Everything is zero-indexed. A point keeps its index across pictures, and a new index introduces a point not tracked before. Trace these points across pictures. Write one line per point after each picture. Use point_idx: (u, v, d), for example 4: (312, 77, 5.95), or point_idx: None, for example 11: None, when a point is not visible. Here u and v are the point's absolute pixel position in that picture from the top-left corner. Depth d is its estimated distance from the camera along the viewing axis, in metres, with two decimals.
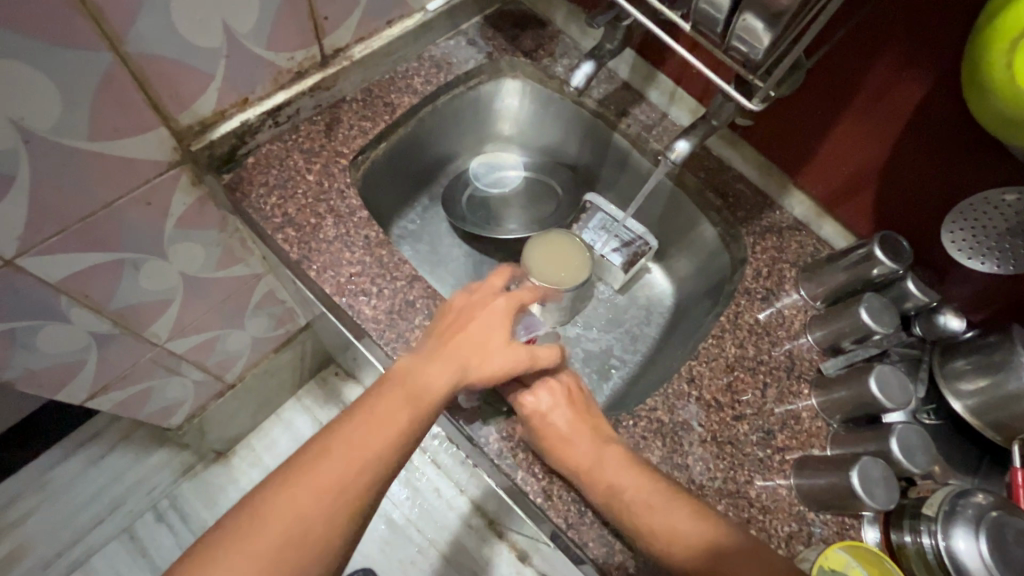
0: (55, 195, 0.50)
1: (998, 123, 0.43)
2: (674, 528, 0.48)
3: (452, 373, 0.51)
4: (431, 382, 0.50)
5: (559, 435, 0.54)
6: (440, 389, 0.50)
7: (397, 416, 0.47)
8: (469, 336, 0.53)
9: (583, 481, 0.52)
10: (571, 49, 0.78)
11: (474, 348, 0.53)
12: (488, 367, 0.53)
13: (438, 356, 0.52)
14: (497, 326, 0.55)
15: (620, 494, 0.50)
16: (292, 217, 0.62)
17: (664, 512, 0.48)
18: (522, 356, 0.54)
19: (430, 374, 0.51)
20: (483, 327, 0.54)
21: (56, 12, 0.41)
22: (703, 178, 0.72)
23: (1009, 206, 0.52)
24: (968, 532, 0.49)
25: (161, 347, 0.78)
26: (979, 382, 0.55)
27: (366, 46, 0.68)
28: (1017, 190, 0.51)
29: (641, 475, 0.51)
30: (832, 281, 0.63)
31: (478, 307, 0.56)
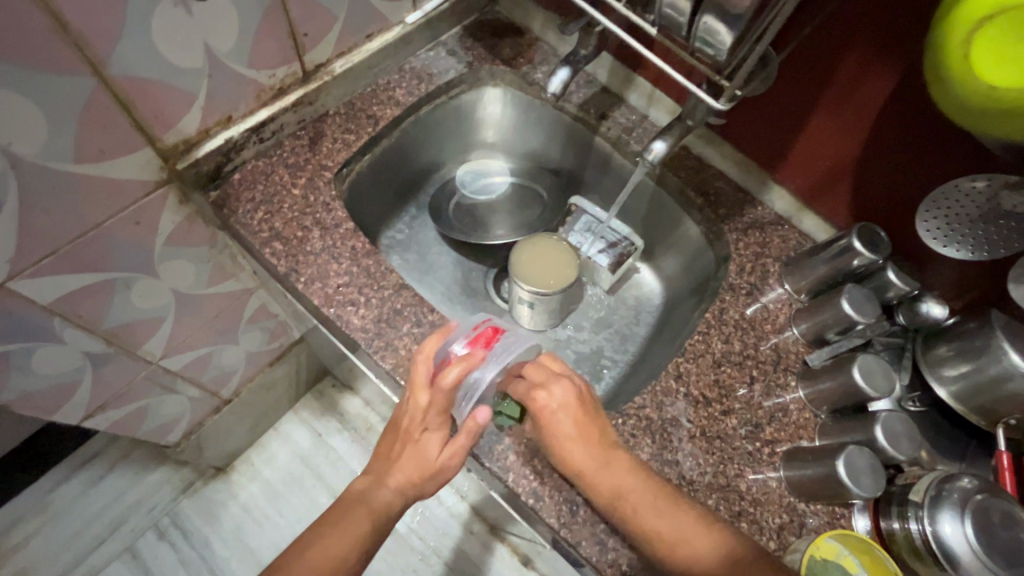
0: (44, 219, 0.51)
1: (960, 110, 0.44)
2: (667, 535, 0.49)
3: (400, 493, 0.53)
4: (387, 503, 0.53)
5: (572, 446, 0.52)
6: (394, 504, 0.53)
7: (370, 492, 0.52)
8: (405, 453, 0.54)
9: (590, 487, 0.51)
10: (550, 56, 0.80)
11: (411, 466, 0.53)
12: (421, 475, 0.53)
13: (386, 477, 0.54)
14: (421, 433, 0.53)
15: (622, 502, 0.50)
16: (279, 230, 0.63)
17: (665, 519, 0.49)
18: (453, 457, 0.52)
19: (379, 497, 0.53)
20: (416, 436, 0.54)
21: (35, 39, 0.42)
22: (685, 177, 0.73)
23: (980, 192, 0.53)
24: (954, 516, 0.49)
25: (156, 365, 0.79)
26: (961, 367, 0.56)
27: (348, 60, 0.70)
28: (987, 176, 0.52)
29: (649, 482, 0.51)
30: (815, 274, 0.64)
31: (409, 425, 0.54)
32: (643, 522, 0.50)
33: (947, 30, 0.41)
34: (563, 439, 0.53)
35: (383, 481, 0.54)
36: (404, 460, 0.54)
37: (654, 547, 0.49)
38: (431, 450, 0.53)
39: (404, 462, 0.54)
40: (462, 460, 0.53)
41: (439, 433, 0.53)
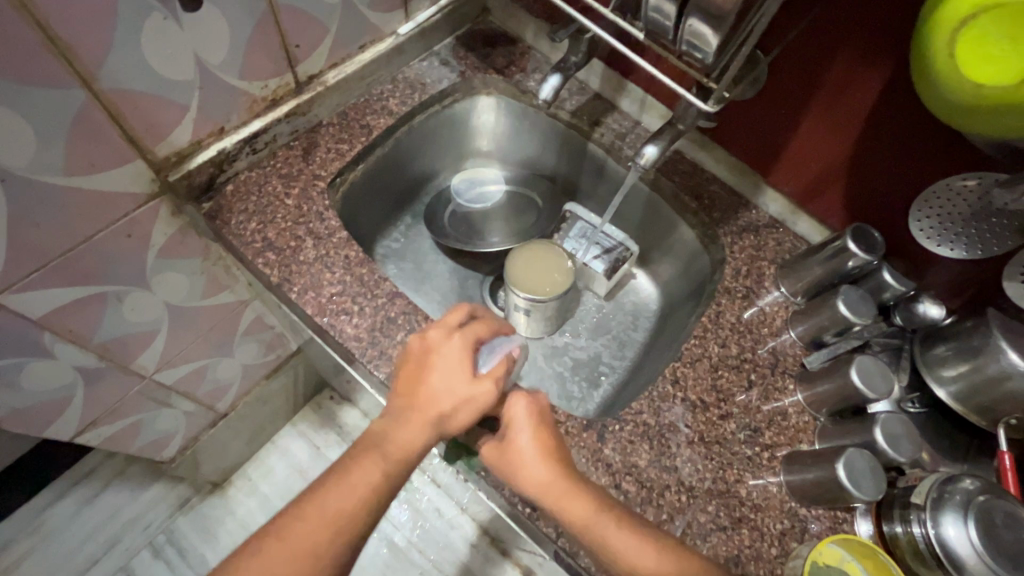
0: (34, 232, 0.51)
1: (951, 111, 0.43)
2: (639, 567, 0.45)
3: (424, 428, 0.50)
4: (409, 439, 0.49)
5: (524, 466, 0.49)
6: (417, 446, 0.49)
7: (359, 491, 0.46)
8: (432, 385, 0.51)
9: (554, 508, 0.48)
10: (542, 64, 0.80)
11: (436, 394, 0.51)
12: (448, 416, 0.51)
13: (406, 414, 0.51)
14: (448, 372, 0.52)
15: (586, 528, 0.47)
16: (272, 240, 0.63)
17: (632, 549, 0.45)
18: (488, 388, 0.52)
19: (402, 433, 0.49)
20: (439, 376, 0.52)
21: (26, 53, 0.42)
22: (678, 181, 0.73)
23: (970, 190, 0.54)
24: (958, 518, 0.48)
25: (150, 379, 0.78)
26: (960, 367, 0.55)
27: (340, 71, 0.70)
28: (976, 175, 0.53)
29: (599, 500, 0.48)
30: (810, 276, 0.64)
31: (430, 344, 0.53)
32: (609, 548, 0.46)
33: (932, 34, 0.41)
34: (522, 460, 0.50)
35: (404, 418, 0.50)
36: (428, 392, 0.51)
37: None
38: (454, 398, 0.51)
39: (427, 388, 0.51)
40: (500, 382, 0.52)
41: (464, 375, 0.52)
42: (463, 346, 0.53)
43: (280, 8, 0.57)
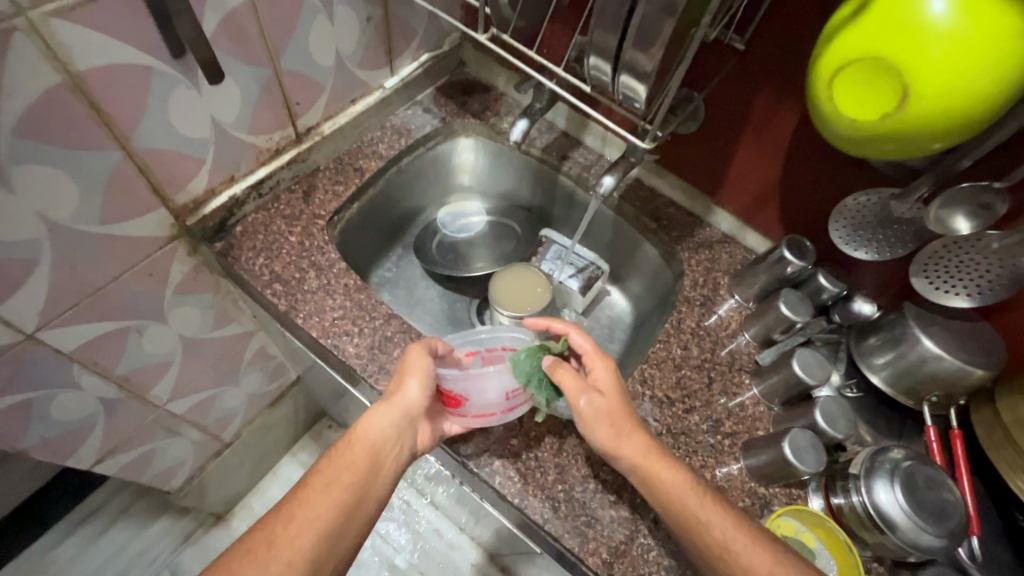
0: (72, 275, 0.57)
1: (848, 143, 0.50)
2: (724, 539, 0.49)
3: (385, 425, 0.56)
4: (369, 434, 0.55)
5: (614, 422, 0.54)
6: (378, 441, 0.55)
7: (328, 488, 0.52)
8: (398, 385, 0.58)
9: (643, 484, 0.52)
10: (514, 107, 0.91)
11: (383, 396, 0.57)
12: (400, 414, 0.56)
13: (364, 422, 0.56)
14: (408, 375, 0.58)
15: (678, 502, 0.51)
16: (278, 273, 0.70)
17: (711, 521, 0.50)
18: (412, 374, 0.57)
19: (366, 428, 0.56)
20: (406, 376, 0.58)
21: (79, 125, 0.49)
22: (639, 205, 0.83)
23: (869, 204, 0.62)
24: (887, 483, 0.55)
25: (162, 408, 0.84)
26: (887, 355, 0.64)
27: (334, 122, 0.79)
28: (871, 191, 0.61)
29: (689, 480, 0.52)
30: (758, 282, 0.73)
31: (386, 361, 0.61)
32: (702, 521, 0.50)
33: (815, 82, 0.48)
34: (624, 444, 0.53)
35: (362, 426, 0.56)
36: (390, 392, 0.58)
37: (703, 546, 0.50)
38: (411, 395, 0.57)
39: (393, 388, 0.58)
40: (419, 369, 0.57)
41: (423, 378, 0.57)
42: (425, 353, 0.58)
43: (283, 73, 0.66)
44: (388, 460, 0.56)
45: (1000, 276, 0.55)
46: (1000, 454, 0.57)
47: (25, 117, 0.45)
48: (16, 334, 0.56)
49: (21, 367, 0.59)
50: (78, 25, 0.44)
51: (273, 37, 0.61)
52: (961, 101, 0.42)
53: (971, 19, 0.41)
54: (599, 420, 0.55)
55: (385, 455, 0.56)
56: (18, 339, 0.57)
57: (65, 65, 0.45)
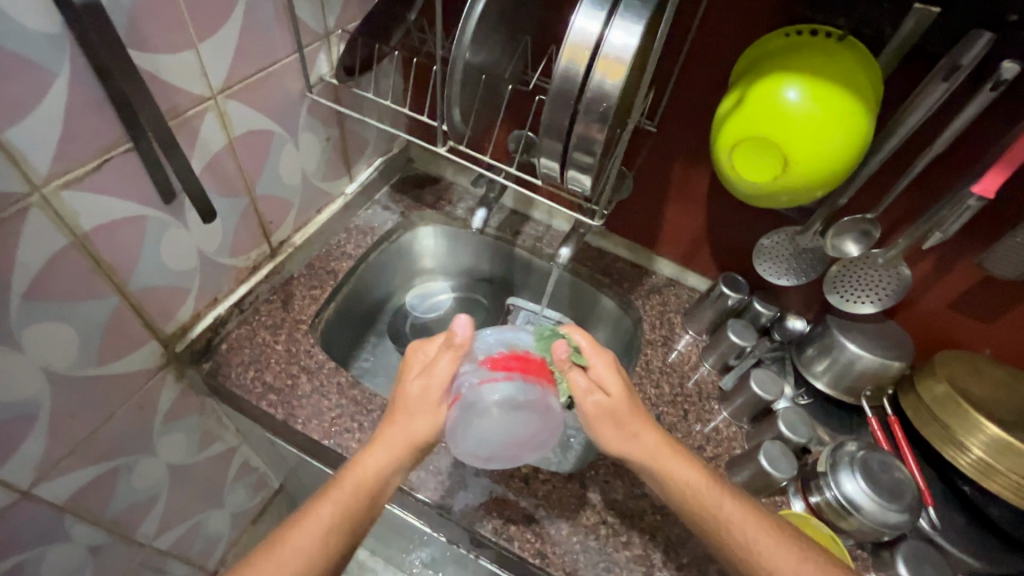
0: (68, 422, 0.58)
1: (754, 198, 0.61)
2: (752, 546, 0.51)
3: (387, 462, 0.54)
4: (370, 472, 0.53)
5: (626, 426, 0.56)
6: (374, 482, 0.53)
7: (327, 515, 0.51)
8: (402, 415, 0.55)
9: (667, 483, 0.55)
10: (464, 195, 1.00)
11: (403, 409, 0.56)
12: (405, 452, 0.54)
13: (376, 438, 0.55)
14: (417, 409, 0.55)
15: (695, 499, 0.54)
16: (270, 383, 0.73)
17: (733, 522, 0.53)
18: (436, 394, 0.56)
19: (367, 465, 0.53)
20: (409, 413, 0.55)
21: (81, 278, 0.52)
22: (592, 265, 0.93)
23: (778, 241, 0.75)
24: (850, 474, 0.64)
25: (149, 546, 0.80)
26: (824, 361, 0.74)
27: (304, 232, 0.85)
28: (773, 232, 0.75)
29: (713, 483, 0.55)
30: (706, 317, 0.83)
31: (410, 363, 0.58)
32: (731, 520, 0.53)
33: (718, 154, 0.59)
34: (644, 444, 0.56)
35: (374, 441, 0.55)
36: (391, 425, 0.55)
37: (729, 545, 0.52)
38: (421, 429, 0.55)
39: (393, 420, 0.55)
40: (443, 387, 0.55)
41: (431, 411, 0.55)
42: (441, 376, 0.55)
43: (258, 198, 0.72)
44: (387, 492, 0.55)
45: (889, 284, 0.70)
46: (932, 431, 0.67)
47: (36, 280, 0.49)
48: (12, 494, 0.55)
49: (11, 530, 0.57)
50: (85, 193, 0.49)
51: (249, 169, 0.67)
52: (830, 162, 0.54)
53: (820, 104, 0.52)
54: (601, 418, 0.56)
55: (386, 489, 0.54)
56: (13, 498, 0.56)
57: (71, 228, 0.50)
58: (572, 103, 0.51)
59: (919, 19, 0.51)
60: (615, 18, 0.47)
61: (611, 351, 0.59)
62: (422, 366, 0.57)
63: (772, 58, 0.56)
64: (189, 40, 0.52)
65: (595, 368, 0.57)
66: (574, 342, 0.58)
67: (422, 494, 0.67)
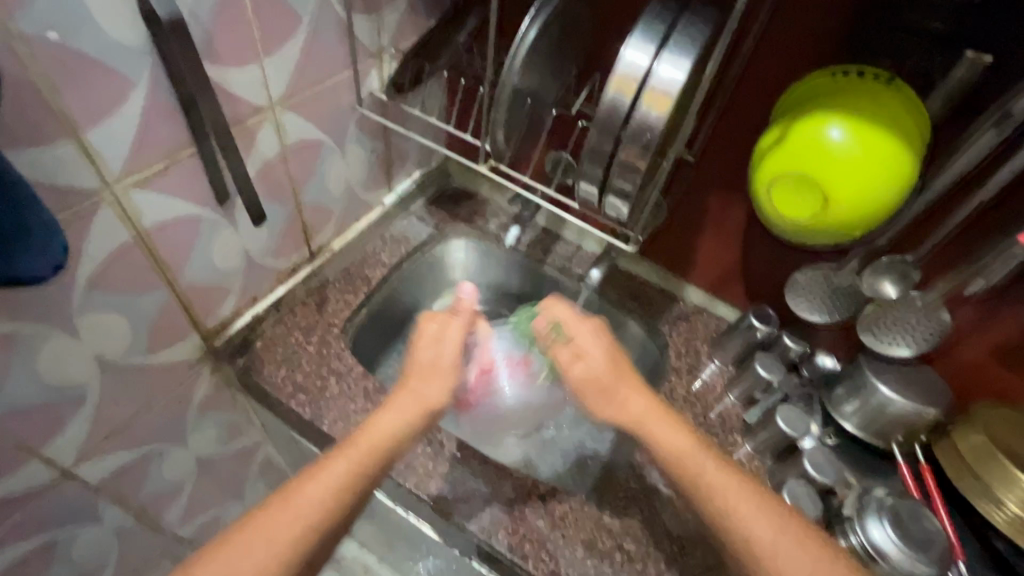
0: (112, 406, 0.60)
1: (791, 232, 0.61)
2: (732, 501, 0.51)
3: (401, 424, 0.55)
4: (384, 433, 0.54)
5: (607, 381, 0.59)
6: (389, 440, 0.54)
7: (340, 469, 0.51)
8: (415, 381, 0.58)
9: (645, 434, 0.56)
10: (498, 210, 1.02)
11: (417, 372, 0.59)
12: (418, 416, 0.57)
13: (393, 401, 0.57)
14: (429, 376, 0.59)
15: (679, 453, 0.54)
16: (301, 383, 0.75)
17: (714, 478, 0.52)
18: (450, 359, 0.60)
19: (381, 425, 0.55)
20: (425, 376, 0.59)
21: (138, 272, 0.55)
22: (620, 288, 0.93)
23: (812, 278, 0.74)
24: (877, 521, 0.62)
25: (172, 533, 0.83)
26: (854, 403, 0.73)
27: (343, 238, 0.87)
28: (808, 268, 0.74)
29: (702, 443, 0.55)
30: (734, 349, 0.83)
31: (424, 329, 0.62)
32: (705, 475, 0.52)
33: (757, 189, 0.60)
34: (628, 398, 0.57)
35: (392, 399, 0.57)
36: (402, 391, 0.57)
37: (704, 497, 0.52)
38: (435, 394, 0.58)
39: (406, 388, 0.58)
40: (457, 347, 0.61)
41: (444, 378, 0.59)
42: (452, 344, 0.61)
43: (304, 204, 0.75)
44: (397, 456, 0.55)
45: (927, 328, 0.68)
46: (966, 484, 0.65)
47: (99, 271, 0.52)
48: (55, 471, 0.58)
49: (51, 506, 0.60)
50: (150, 192, 0.52)
51: (298, 176, 0.71)
52: (870, 204, 0.54)
53: (863, 145, 0.52)
54: (587, 386, 0.59)
55: (396, 453, 0.55)
56: (56, 476, 0.58)
57: (135, 224, 0.53)
58: (615, 131, 0.52)
59: (970, 66, 0.52)
60: (663, 54, 0.49)
61: (598, 322, 0.64)
62: (430, 337, 0.61)
63: (817, 97, 0.56)
64: (256, 54, 0.56)
65: (580, 336, 0.62)
66: (556, 316, 0.64)
67: (440, 505, 0.68)
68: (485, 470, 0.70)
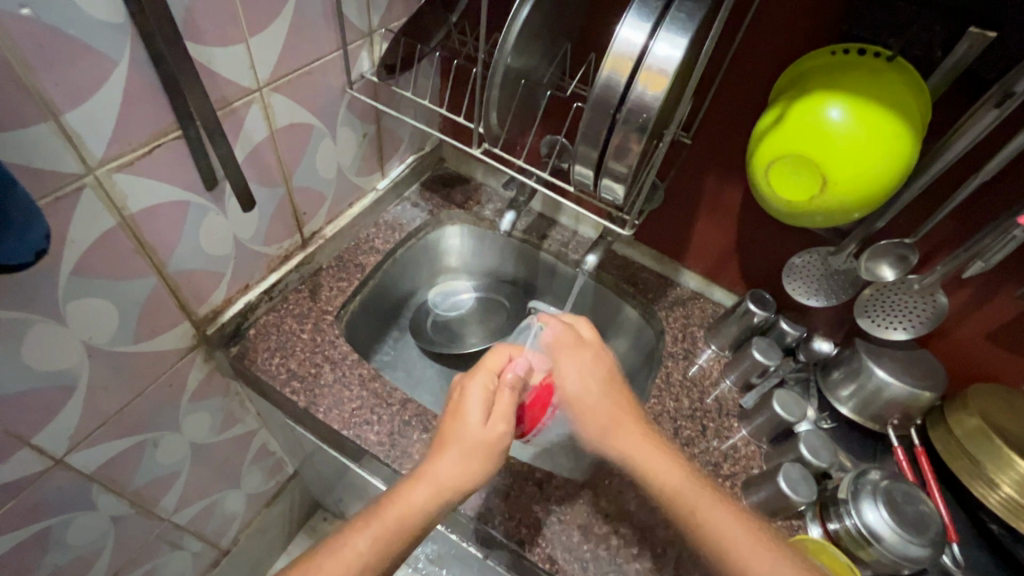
0: (101, 395, 0.60)
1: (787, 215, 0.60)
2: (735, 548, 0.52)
3: (430, 503, 0.53)
4: (412, 510, 0.52)
5: (598, 417, 0.60)
6: (417, 518, 0.52)
7: (359, 547, 0.51)
8: (455, 449, 0.55)
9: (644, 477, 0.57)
10: (493, 196, 1.00)
11: (457, 440, 0.55)
12: (450, 495, 0.53)
13: (422, 474, 0.54)
14: (474, 448, 0.55)
15: (676, 499, 0.55)
16: (295, 370, 0.74)
17: (717, 522, 0.54)
18: (500, 431, 0.56)
19: (408, 502, 0.52)
20: (465, 447, 0.55)
21: (123, 258, 0.54)
22: (617, 273, 0.92)
23: (808, 262, 0.74)
24: (872, 503, 0.62)
25: (168, 520, 0.83)
26: (851, 387, 0.73)
27: (335, 225, 0.86)
28: (802, 252, 0.74)
29: (704, 487, 0.56)
30: (730, 334, 0.82)
31: (465, 392, 0.58)
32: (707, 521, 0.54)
33: (754, 169, 0.58)
34: (623, 439, 0.58)
35: (428, 466, 0.55)
36: (438, 466, 0.54)
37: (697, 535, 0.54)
38: (479, 469, 0.54)
39: (447, 460, 0.54)
40: (510, 421, 0.57)
41: (487, 455, 0.55)
42: (504, 419, 0.56)
43: (294, 189, 0.73)
44: (425, 531, 0.54)
45: (924, 311, 0.68)
46: (960, 465, 0.66)
47: (83, 257, 0.51)
48: (46, 460, 0.58)
49: (44, 494, 0.60)
50: (133, 175, 0.51)
51: (288, 160, 0.69)
52: (870, 186, 0.53)
53: (863, 125, 0.51)
54: (580, 412, 0.61)
55: (423, 529, 0.53)
56: (47, 465, 0.58)
57: (119, 209, 0.52)
58: (610, 113, 0.51)
59: (972, 42, 0.50)
60: (660, 31, 0.47)
61: (597, 351, 0.64)
62: (475, 401, 0.57)
63: (817, 77, 0.55)
64: (241, 34, 0.54)
65: (578, 362, 0.62)
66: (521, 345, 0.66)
67: None
68: None
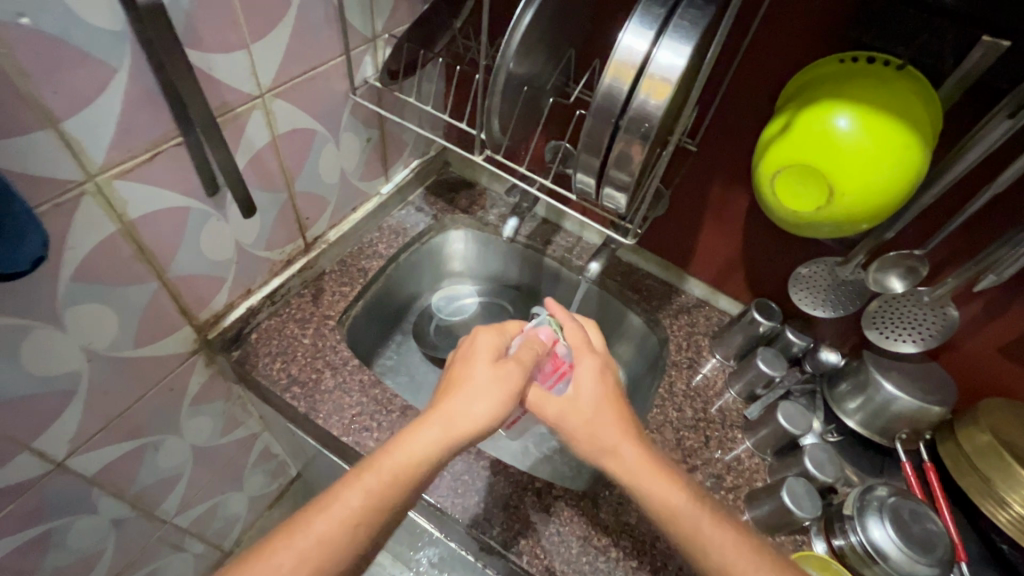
0: (102, 399, 0.60)
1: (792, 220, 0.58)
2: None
3: (431, 451, 0.50)
4: (413, 460, 0.49)
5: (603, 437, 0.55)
6: (417, 469, 0.49)
7: (352, 505, 0.47)
8: (454, 398, 0.53)
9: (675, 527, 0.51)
10: (498, 201, 0.99)
11: (464, 387, 0.54)
12: (457, 440, 0.51)
13: (425, 423, 0.52)
14: (483, 390, 0.53)
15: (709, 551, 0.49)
16: (295, 376, 0.74)
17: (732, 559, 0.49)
18: (512, 371, 0.56)
19: (406, 452, 0.50)
20: (471, 392, 0.53)
21: (123, 264, 0.54)
22: (621, 280, 0.91)
23: (812, 273, 0.73)
24: (878, 520, 0.61)
25: (169, 523, 0.83)
26: (858, 400, 0.71)
27: (338, 230, 0.86)
28: (806, 263, 0.73)
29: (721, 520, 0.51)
30: (735, 343, 0.81)
31: (470, 352, 0.58)
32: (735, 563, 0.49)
33: (759, 178, 0.58)
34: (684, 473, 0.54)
35: (430, 415, 0.52)
36: (446, 412, 0.52)
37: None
38: (491, 410, 0.53)
39: (455, 404, 0.52)
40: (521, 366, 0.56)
41: (501, 393, 0.54)
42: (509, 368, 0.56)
43: (297, 194, 0.73)
44: (423, 488, 0.50)
45: (935, 323, 0.67)
46: (970, 481, 0.64)
47: (84, 264, 0.51)
48: (46, 464, 0.58)
49: (43, 497, 0.60)
50: (135, 182, 0.51)
51: (290, 166, 0.69)
52: (879, 194, 0.51)
53: (871, 135, 0.50)
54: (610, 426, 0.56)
55: (423, 483, 0.50)
56: (47, 468, 0.58)
57: (120, 216, 0.52)
58: (612, 120, 0.50)
59: (986, 51, 0.49)
60: (663, 38, 0.47)
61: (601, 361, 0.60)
62: (481, 351, 0.57)
63: (827, 84, 0.54)
64: (243, 41, 0.54)
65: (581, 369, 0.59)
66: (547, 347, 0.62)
67: (433, 498, 0.67)
68: (480, 464, 0.70)
